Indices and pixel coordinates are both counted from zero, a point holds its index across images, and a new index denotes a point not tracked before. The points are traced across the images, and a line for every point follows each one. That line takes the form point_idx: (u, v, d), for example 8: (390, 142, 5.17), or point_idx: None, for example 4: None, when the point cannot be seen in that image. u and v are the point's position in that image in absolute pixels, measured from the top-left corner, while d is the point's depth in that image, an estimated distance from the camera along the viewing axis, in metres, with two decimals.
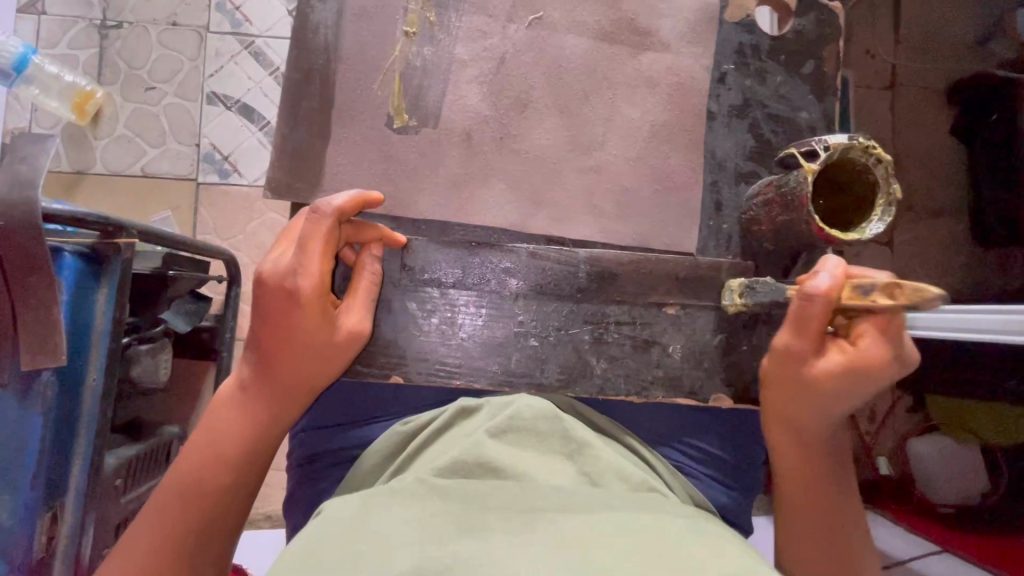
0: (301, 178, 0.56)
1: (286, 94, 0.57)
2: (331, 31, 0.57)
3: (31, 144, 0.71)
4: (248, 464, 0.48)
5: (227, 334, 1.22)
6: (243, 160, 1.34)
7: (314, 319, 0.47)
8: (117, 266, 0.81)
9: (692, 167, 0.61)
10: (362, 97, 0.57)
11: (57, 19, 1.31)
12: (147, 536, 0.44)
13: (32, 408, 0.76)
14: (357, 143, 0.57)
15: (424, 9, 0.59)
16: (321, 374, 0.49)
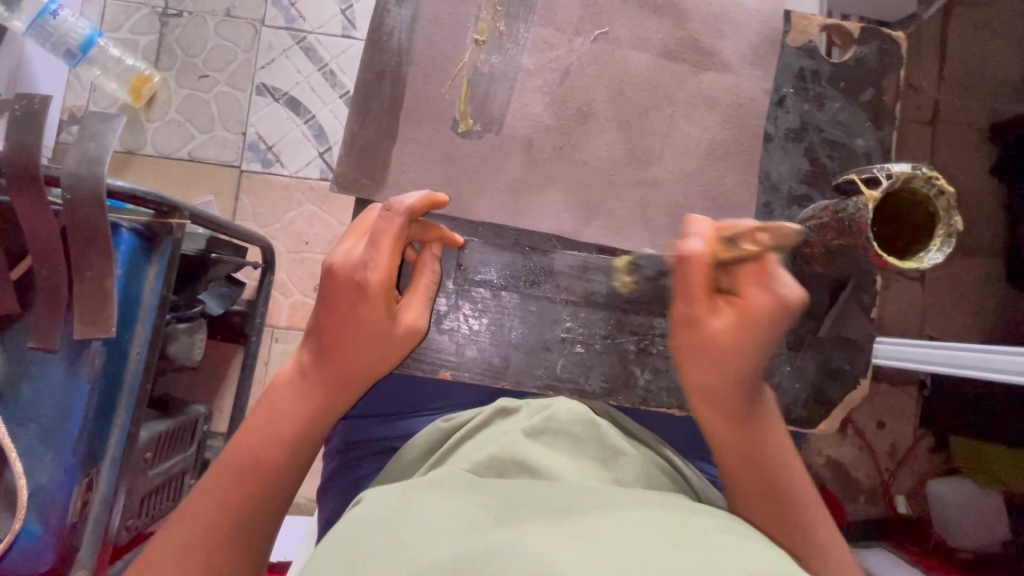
0: (366, 172, 0.58)
1: (358, 91, 0.59)
2: (406, 34, 0.59)
3: (98, 122, 0.72)
4: (303, 445, 0.49)
5: (257, 319, 1.24)
6: (287, 150, 1.37)
7: (378, 311, 0.49)
8: (167, 245, 0.83)
9: (747, 187, 0.62)
10: (430, 99, 0.59)
11: (122, 5, 1.36)
12: (204, 507, 0.46)
13: (80, 374, 0.79)
14: (423, 143, 0.59)
15: (496, 18, 0.60)
16: (378, 363, 0.51)
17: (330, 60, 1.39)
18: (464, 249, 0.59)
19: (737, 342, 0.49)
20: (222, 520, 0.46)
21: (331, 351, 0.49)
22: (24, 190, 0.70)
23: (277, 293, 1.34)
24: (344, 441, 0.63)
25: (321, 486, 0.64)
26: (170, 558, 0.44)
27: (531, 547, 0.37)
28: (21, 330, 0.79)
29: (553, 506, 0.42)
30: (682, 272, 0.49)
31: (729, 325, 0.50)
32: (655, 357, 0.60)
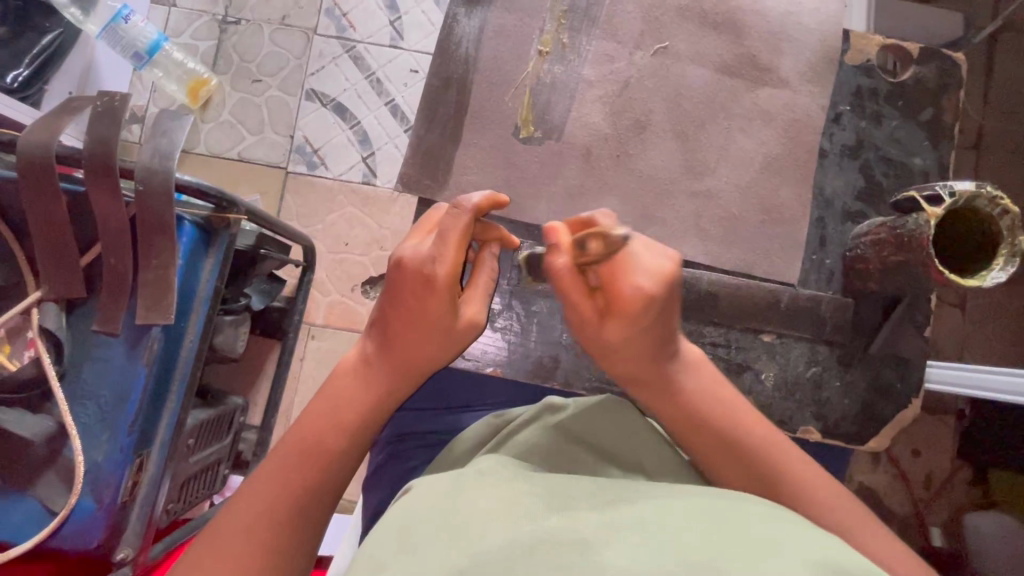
0: (430, 175, 0.60)
1: (424, 95, 0.61)
2: (472, 45, 0.62)
3: (171, 120, 0.76)
4: (362, 432, 0.51)
5: (296, 316, 1.27)
6: (332, 154, 1.42)
7: (443, 305, 0.50)
8: (224, 239, 0.88)
9: (801, 202, 0.63)
10: (493, 106, 0.62)
11: (185, 12, 1.43)
12: (268, 487, 0.48)
13: (138, 358, 0.82)
14: (485, 148, 0.61)
15: (557, 31, 0.63)
16: (439, 357, 0.52)
17: (378, 69, 1.44)
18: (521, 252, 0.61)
19: (618, 339, 0.50)
20: (287, 502, 0.48)
21: (396, 343, 0.51)
22: (101, 181, 0.74)
23: (316, 292, 1.37)
24: (394, 434, 0.65)
25: (369, 477, 0.66)
26: (239, 532, 0.46)
27: (590, 534, 0.39)
28: (86, 313, 0.83)
29: (606, 499, 0.44)
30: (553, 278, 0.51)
31: (611, 324, 0.50)
32: None
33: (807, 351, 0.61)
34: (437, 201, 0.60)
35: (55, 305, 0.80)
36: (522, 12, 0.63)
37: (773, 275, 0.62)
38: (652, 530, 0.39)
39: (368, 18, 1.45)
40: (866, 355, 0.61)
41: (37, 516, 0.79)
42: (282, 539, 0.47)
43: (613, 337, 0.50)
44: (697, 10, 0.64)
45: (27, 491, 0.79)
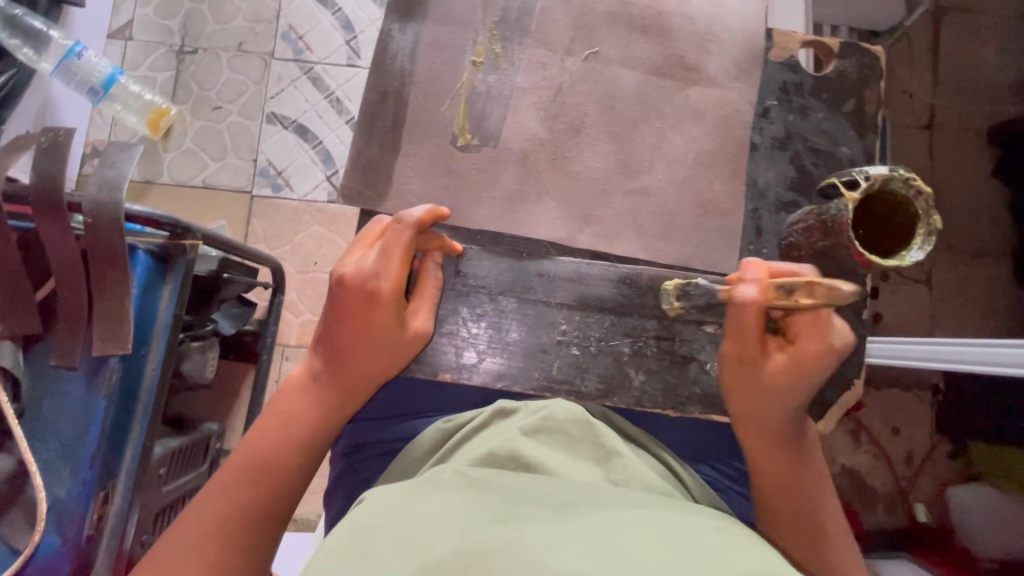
0: (371, 186, 0.61)
1: (362, 111, 0.62)
2: (407, 60, 0.63)
3: (120, 152, 0.77)
4: (309, 450, 0.51)
5: (268, 339, 1.27)
6: (296, 175, 1.42)
7: (388, 320, 0.51)
8: (181, 266, 0.87)
9: (734, 194, 0.65)
10: (430, 117, 0.63)
11: (142, 45, 1.44)
12: (212, 512, 0.48)
13: (97, 391, 0.82)
14: (425, 157, 0.62)
15: (490, 42, 0.64)
16: (387, 372, 0.53)
17: (337, 88, 1.45)
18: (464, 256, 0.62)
19: (792, 383, 0.55)
20: (233, 526, 0.48)
21: (343, 359, 0.52)
22: (49, 215, 0.74)
23: (288, 313, 1.37)
24: (352, 444, 0.66)
25: (331, 489, 0.67)
26: (182, 560, 0.45)
27: (535, 542, 0.39)
28: (42, 349, 0.82)
29: (553, 506, 0.44)
30: (737, 319, 0.54)
31: (784, 366, 0.54)
32: (649, 358, 0.62)
33: None
34: (380, 211, 0.61)
35: (10, 343, 0.80)
36: (455, 25, 0.64)
37: (711, 268, 0.63)
38: (594, 539, 0.40)
39: (324, 40, 1.46)
40: None
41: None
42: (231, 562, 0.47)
43: (779, 378, 0.55)
44: (624, 14, 0.66)
45: None
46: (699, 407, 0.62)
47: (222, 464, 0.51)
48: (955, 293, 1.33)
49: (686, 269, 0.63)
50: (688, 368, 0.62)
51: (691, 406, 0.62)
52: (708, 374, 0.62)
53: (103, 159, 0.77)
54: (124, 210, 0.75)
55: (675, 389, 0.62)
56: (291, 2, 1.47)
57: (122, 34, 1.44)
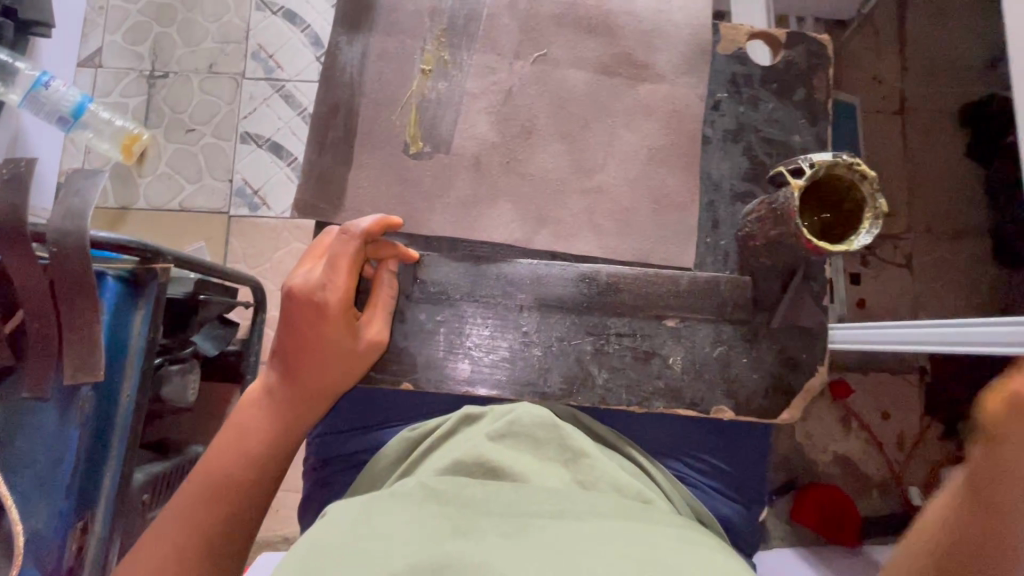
0: (325, 200, 0.63)
1: (314, 125, 0.64)
2: (356, 72, 0.65)
3: (84, 179, 0.76)
4: (269, 460, 0.55)
5: (253, 358, 1.27)
6: (272, 193, 1.43)
7: (338, 329, 0.55)
8: (153, 290, 0.86)
9: (688, 188, 0.66)
10: (382, 127, 0.64)
11: (112, 71, 1.44)
12: (176, 525, 0.51)
13: (71, 422, 0.82)
14: (378, 168, 0.64)
15: (437, 50, 0.66)
16: (340, 380, 0.57)
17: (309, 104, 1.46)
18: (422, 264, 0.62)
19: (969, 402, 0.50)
20: (198, 539, 0.51)
21: (296, 370, 0.55)
22: (14, 247, 0.74)
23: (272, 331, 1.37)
24: (323, 458, 0.66)
25: (304, 506, 0.67)
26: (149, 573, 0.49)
27: (488, 560, 0.39)
28: (14, 380, 0.82)
29: (510, 520, 0.44)
30: None
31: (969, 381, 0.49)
32: (612, 355, 0.62)
33: (712, 330, 0.63)
34: (335, 223, 0.63)
35: None
36: (402, 37, 0.66)
37: (670, 262, 0.64)
38: (551, 562, 0.39)
39: (294, 57, 1.47)
40: (769, 329, 0.63)
41: None
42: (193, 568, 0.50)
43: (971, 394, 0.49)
44: (570, 16, 0.68)
45: None
46: (664, 402, 0.62)
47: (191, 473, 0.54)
48: (934, 274, 1.33)
49: (644, 264, 0.64)
50: (652, 363, 0.62)
51: (656, 401, 0.62)
52: (671, 368, 0.63)
53: (66, 188, 0.76)
54: (89, 237, 0.75)
55: (639, 385, 0.62)
56: (260, 21, 1.48)
57: (92, 61, 1.44)
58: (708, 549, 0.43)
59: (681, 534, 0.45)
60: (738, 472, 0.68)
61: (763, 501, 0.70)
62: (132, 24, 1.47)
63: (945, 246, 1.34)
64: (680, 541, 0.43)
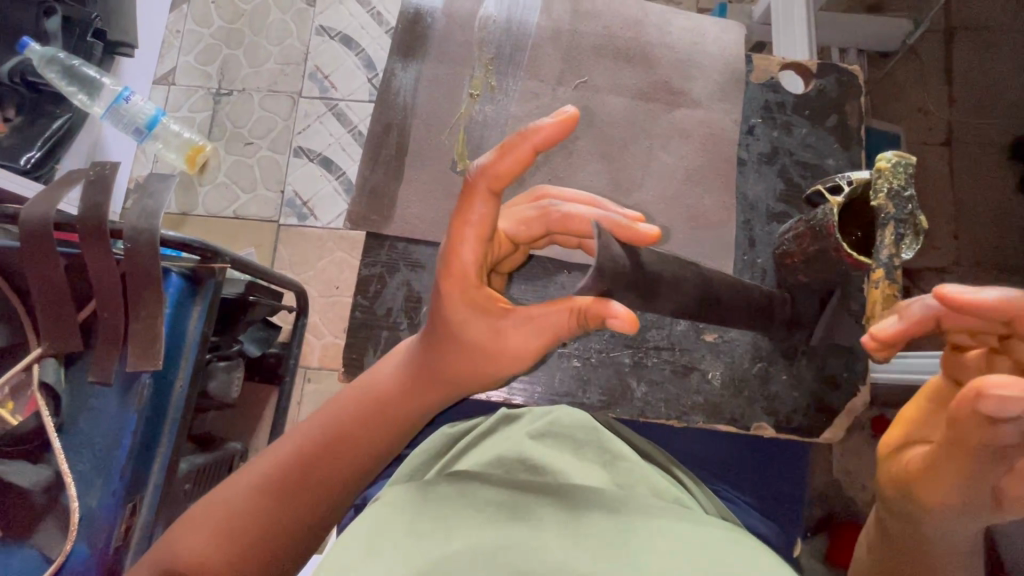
0: (375, 212, 0.68)
1: (369, 141, 0.69)
2: (409, 95, 0.71)
3: (159, 182, 0.84)
4: (382, 423, 0.55)
5: (292, 360, 1.33)
6: (321, 204, 1.51)
7: (477, 313, 0.48)
8: (211, 287, 0.94)
9: (724, 209, 0.67)
10: (434, 145, 0.70)
11: (184, 89, 1.57)
12: (286, 450, 0.54)
13: (130, 405, 0.88)
14: (425, 183, 0.68)
15: (485, 76, 0.72)
16: (473, 372, 0.50)
17: (359, 122, 1.55)
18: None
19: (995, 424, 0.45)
20: (298, 469, 0.53)
21: (434, 345, 0.51)
22: (93, 242, 0.82)
23: (311, 335, 1.44)
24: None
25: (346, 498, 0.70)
26: (251, 489, 0.53)
27: (543, 544, 0.41)
28: (84, 366, 0.90)
29: (565, 509, 0.45)
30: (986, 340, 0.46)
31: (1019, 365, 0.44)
32: (650, 369, 0.64)
33: (750, 347, 0.64)
34: (385, 231, 0.67)
35: (54, 360, 0.88)
36: (450, 61, 0.73)
37: None
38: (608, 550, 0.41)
39: (348, 78, 1.57)
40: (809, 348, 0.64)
41: (36, 564, 0.83)
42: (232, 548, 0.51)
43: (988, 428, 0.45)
44: (610, 47, 0.72)
45: (27, 538, 0.83)
46: (702, 417, 0.63)
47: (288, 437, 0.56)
48: None
49: None
50: (690, 378, 0.64)
51: (694, 417, 0.63)
52: (710, 384, 0.64)
53: (143, 191, 0.84)
54: (160, 236, 0.82)
55: (678, 399, 0.63)
56: (318, 45, 1.59)
57: (167, 79, 1.57)
58: (755, 552, 0.44)
59: (729, 537, 0.45)
60: (773, 491, 0.68)
61: (801, 528, 0.68)
62: (204, 48, 1.60)
63: (996, 281, 1.30)
64: (728, 544, 0.44)
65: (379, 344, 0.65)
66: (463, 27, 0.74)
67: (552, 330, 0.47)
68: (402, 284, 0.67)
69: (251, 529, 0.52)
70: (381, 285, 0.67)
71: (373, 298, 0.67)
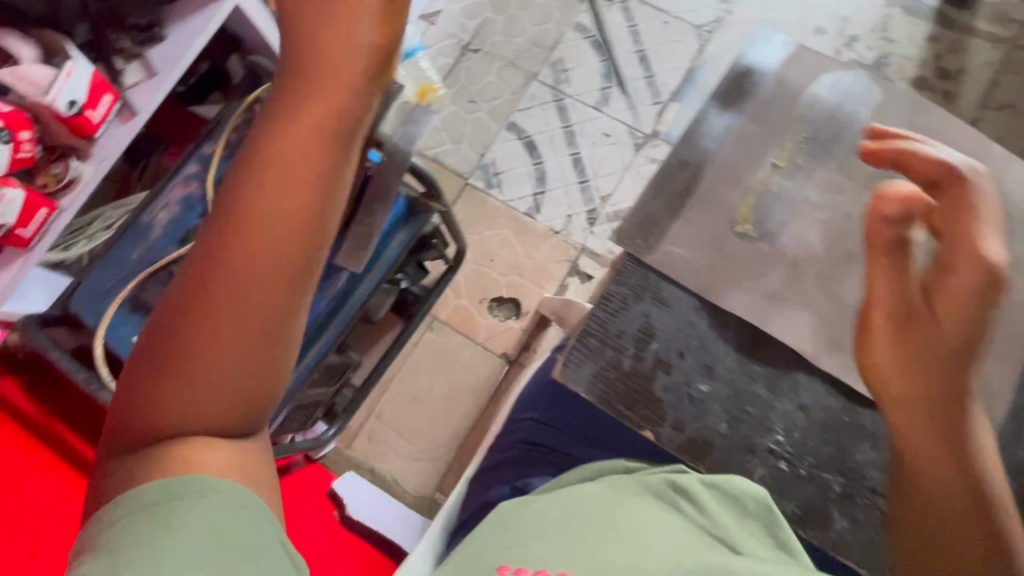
0: (645, 237, 0.76)
1: (661, 171, 0.80)
2: (714, 142, 0.82)
3: (418, 116, 0.96)
4: (271, 211, 0.44)
5: (425, 305, 1.39)
6: (510, 180, 1.57)
7: (333, 55, 0.48)
8: (420, 220, 1.03)
9: (988, 378, 0.70)
10: (723, 202, 0.80)
11: (440, 32, 1.68)
12: (202, 255, 0.45)
13: (321, 293, 0.97)
14: (699, 230, 0.78)
15: (793, 154, 0.82)
16: (305, 141, 0.46)
17: (576, 122, 1.59)
18: (709, 327, 0.74)
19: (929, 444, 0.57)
20: (218, 278, 0.44)
21: (285, 87, 0.48)
22: (356, 144, 0.93)
23: (450, 290, 1.51)
24: (528, 438, 0.80)
25: (497, 466, 0.82)
26: (175, 300, 0.45)
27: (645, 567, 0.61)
28: None
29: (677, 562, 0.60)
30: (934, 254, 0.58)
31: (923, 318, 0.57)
32: (857, 507, 0.67)
33: None
34: (644, 258, 0.75)
35: None
36: (770, 127, 0.83)
37: None
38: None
39: (584, 79, 1.62)
40: None
41: None
42: (154, 408, 0.46)
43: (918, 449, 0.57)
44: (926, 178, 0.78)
45: None
46: None
47: (176, 274, 0.47)
48: None
49: None
50: None
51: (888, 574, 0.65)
52: None
53: (411, 119, 0.96)
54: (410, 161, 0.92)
55: (876, 547, 0.66)
56: (572, 40, 1.65)
57: (430, 18, 1.69)
58: None
59: None
60: None
61: None
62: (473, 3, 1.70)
63: None
64: None
65: (600, 361, 0.70)
66: (789, 104, 0.84)
67: (343, 97, 0.48)
68: (641, 314, 0.73)
69: (179, 364, 0.45)
70: (623, 304, 0.73)
71: (611, 314, 0.72)
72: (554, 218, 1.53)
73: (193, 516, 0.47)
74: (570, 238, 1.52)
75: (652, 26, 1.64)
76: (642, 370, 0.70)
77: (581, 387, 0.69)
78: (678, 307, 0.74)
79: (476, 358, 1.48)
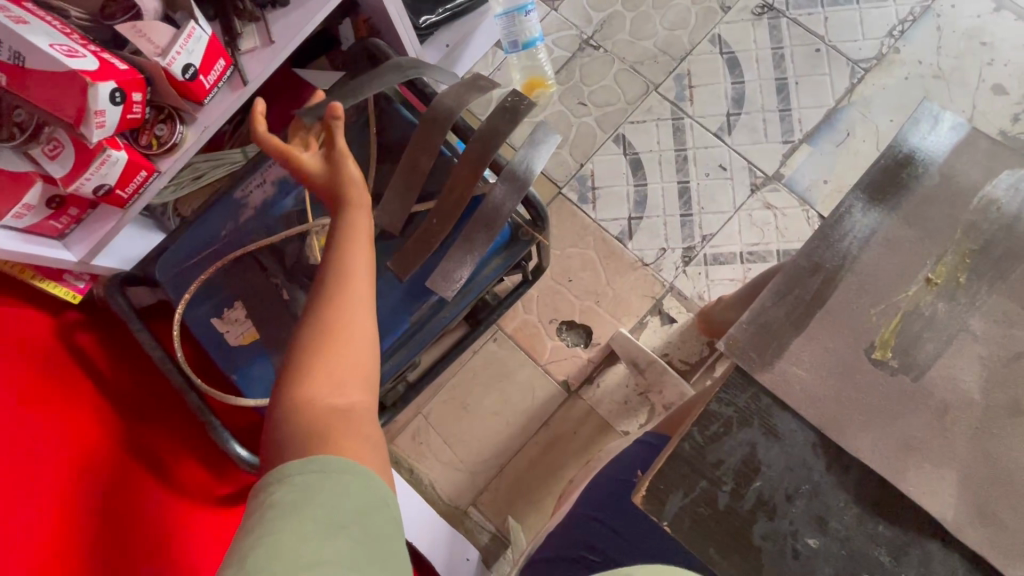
0: (758, 349, 0.59)
1: (787, 272, 0.61)
2: (858, 242, 0.60)
3: (541, 136, 0.88)
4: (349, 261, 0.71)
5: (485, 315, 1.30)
6: (606, 198, 1.45)
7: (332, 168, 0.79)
8: (521, 248, 0.94)
9: None
10: (859, 317, 0.59)
11: (560, 19, 1.54)
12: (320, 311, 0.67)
13: (409, 311, 0.93)
14: (827, 349, 0.59)
15: (956, 267, 0.59)
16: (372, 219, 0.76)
17: (691, 147, 1.44)
18: (826, 470, 0.57)
19: None
20: (337, 317, 0.67)
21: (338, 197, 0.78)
22: (474, 161, 0.85)
23: (521, 304, 1.44)
24: (590, 543, 0.74)
25: (551, 562, 0.76)
26: (301, 343, 0.65)
27: None
28: (388, 247, 0.95)
29: None
30: None
31: None
32: None
33: None
34: (755, 375, 0.59)
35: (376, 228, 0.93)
36: (925, 231, 0.60)
37: None
38: None
39: (708, 100, 1.46)
40: None
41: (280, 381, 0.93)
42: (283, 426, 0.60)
43: None
44: None
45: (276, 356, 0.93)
46: None
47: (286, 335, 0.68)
48: None
49: None
50: None
51: None
52: None
53: (531, 140, 0.88)
54: (529, 187, 0.86)
55: None
56: (703, 53, 1.48)
57: (551, 3, 1.55)
58: None
59: None
60: None
61: None
62: None
63: None
64: None
65: (689, 494, 0.56)
66: (953, 210, 0.60)
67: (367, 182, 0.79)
68: (746, 442, 0.57)
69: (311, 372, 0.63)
70: (724, 430, 0.57)
71: (709, 440, 0.57)
72: (645, 248, 1.41)
73: (331, 480, 0.56)
74: (659, 273, 1.40)
75: (802, 52, 1.46)
76: (738, 510, 0.56)
77: (666, 520, 0.56)
78: (791, 441, 0.57)
79: (535, 378, 1.41)
